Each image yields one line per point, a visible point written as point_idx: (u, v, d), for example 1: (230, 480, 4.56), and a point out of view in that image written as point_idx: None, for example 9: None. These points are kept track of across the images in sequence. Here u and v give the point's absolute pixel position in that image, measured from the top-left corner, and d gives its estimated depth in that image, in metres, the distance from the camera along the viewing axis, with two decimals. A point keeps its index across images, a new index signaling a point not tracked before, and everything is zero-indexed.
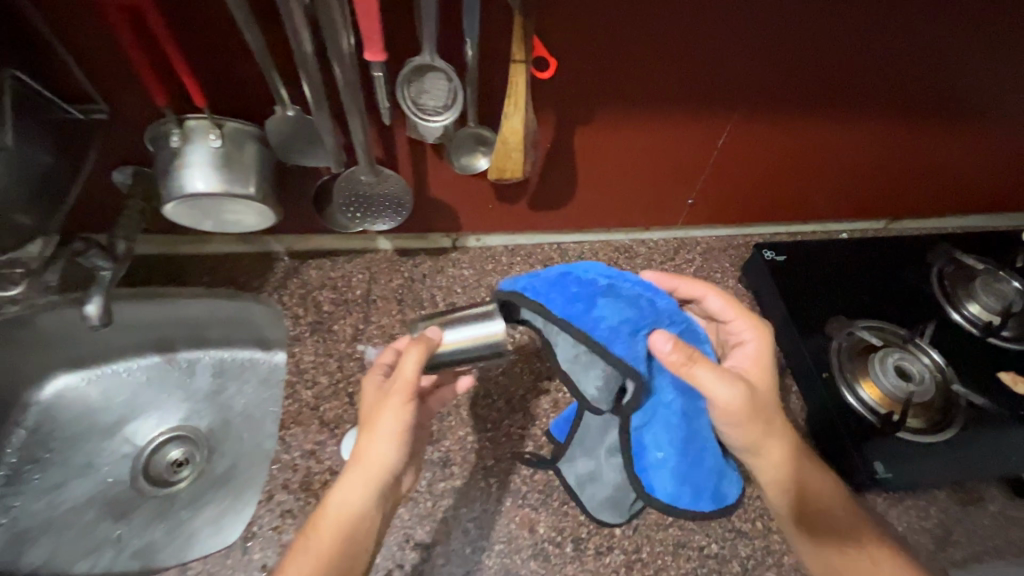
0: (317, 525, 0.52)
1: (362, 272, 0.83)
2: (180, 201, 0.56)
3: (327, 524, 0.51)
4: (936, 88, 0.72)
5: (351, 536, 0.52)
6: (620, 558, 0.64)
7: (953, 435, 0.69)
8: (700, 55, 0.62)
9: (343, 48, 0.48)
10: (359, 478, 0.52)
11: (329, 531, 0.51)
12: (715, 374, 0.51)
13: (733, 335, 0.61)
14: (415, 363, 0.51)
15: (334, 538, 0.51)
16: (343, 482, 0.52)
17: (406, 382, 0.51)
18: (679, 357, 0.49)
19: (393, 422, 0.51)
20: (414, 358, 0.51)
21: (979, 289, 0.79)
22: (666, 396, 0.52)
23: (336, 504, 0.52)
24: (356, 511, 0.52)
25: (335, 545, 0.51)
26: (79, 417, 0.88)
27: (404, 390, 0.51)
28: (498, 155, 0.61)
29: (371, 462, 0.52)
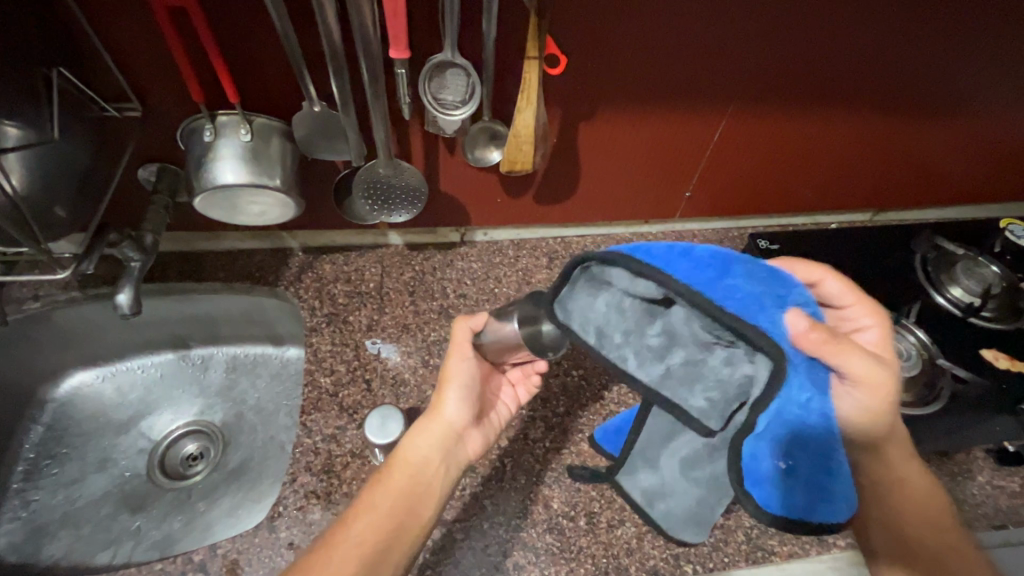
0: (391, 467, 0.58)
1: (375, 266, 0.87)
2: (210, 192, 0.59)
3: (400, 462, 0.58)
4: (915, 85, 0.77)
5: (420, 477, 0.57)
6: (631, 530, 0.67)
7: (941, 407, 0.73)
8: (698, 53, 0.67)
9: (370, 44, 0.52)
10: (428, 426, 0.60)
11: (400, 472, 0.57)
12: (866, 361, 0.44)
13: (850, 321, 0.57)
14: (466, 327, 0.64)
15: (405, 476, 0.57)
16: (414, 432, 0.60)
17: (460, 343, 0.64)
18: (823, 336, 0.42)
19: (456, 373, 0.63)
20: (465, 323, 0.65)
21: (960, 273, 0.84)
22: (801, 395, 0.43)
23: (407, 449, 0.59)
24: (425, 456, 0.58)
25: (406, 484, 0.56)
26: (96, 412, 0.90)
27: (461, 348, 0.64)
28: (511, 148, 0.64)
29: (439, 413, 0.61)
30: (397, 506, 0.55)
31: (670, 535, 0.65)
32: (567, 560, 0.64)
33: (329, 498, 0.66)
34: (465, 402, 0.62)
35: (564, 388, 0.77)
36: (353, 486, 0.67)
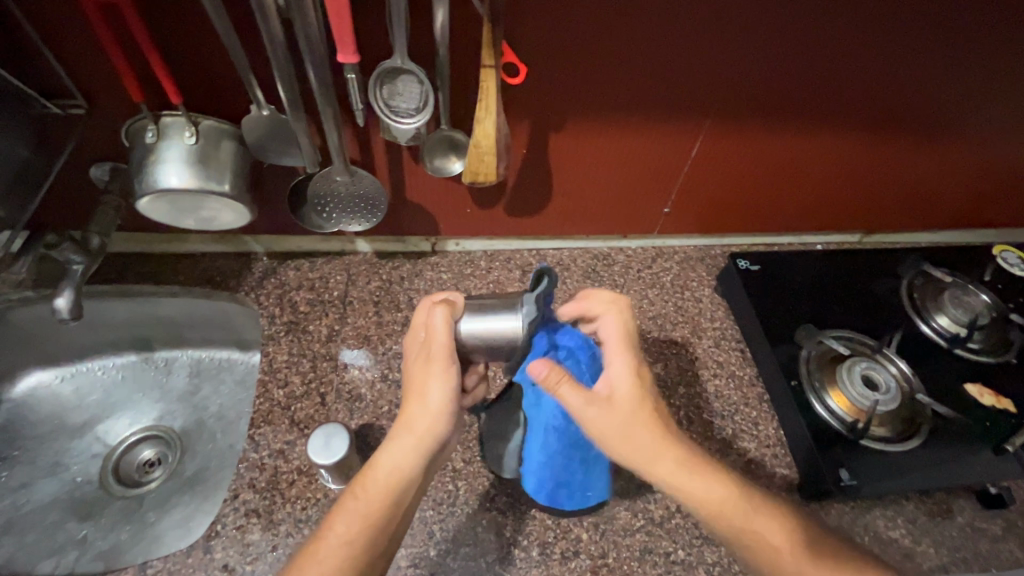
0: (365, 486, 0.50)
1: (340, 274, 0.84)
2: (152, 196, 0.57)
3: (375, 485, 0.50)
4: (902, 104, 0.74)
5: (398, 501, 0.50)
6: (586, 563, 0.63)
7: (919, 444, 0.69)
8: (670, 63, 0.64)
9: (315, 48, 0.49)
10: (407, 441, 0.51)
11: (375, 493, 0.50)
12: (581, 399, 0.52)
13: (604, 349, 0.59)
14: (444, 322, 0.53)
15: (381, 499, 0.49)
16: (389, 447, 0.51)
17: (442, 345, 0.52)
18: (550, 376, 0.51)
19: (441, 389, 0.52)
20: (442, 317, 0.53)
21: (948, 302, 0.80)
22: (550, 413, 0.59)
23: (386, 469, 0.50)
24: (405, 475, 0.50)
25: (385, 511, 0.49)
26: (50, 414, 0.87)
27: (443, 356, 0.52)
28: (471, 158, 0.62)
29: (417, 422, 0.51)
30: (373, 537, 0.48)
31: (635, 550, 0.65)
32: None
33: (271, 518, 0.63)
34: (449, 410, 0.52)
35: None
36: (297, 506, 0.64)
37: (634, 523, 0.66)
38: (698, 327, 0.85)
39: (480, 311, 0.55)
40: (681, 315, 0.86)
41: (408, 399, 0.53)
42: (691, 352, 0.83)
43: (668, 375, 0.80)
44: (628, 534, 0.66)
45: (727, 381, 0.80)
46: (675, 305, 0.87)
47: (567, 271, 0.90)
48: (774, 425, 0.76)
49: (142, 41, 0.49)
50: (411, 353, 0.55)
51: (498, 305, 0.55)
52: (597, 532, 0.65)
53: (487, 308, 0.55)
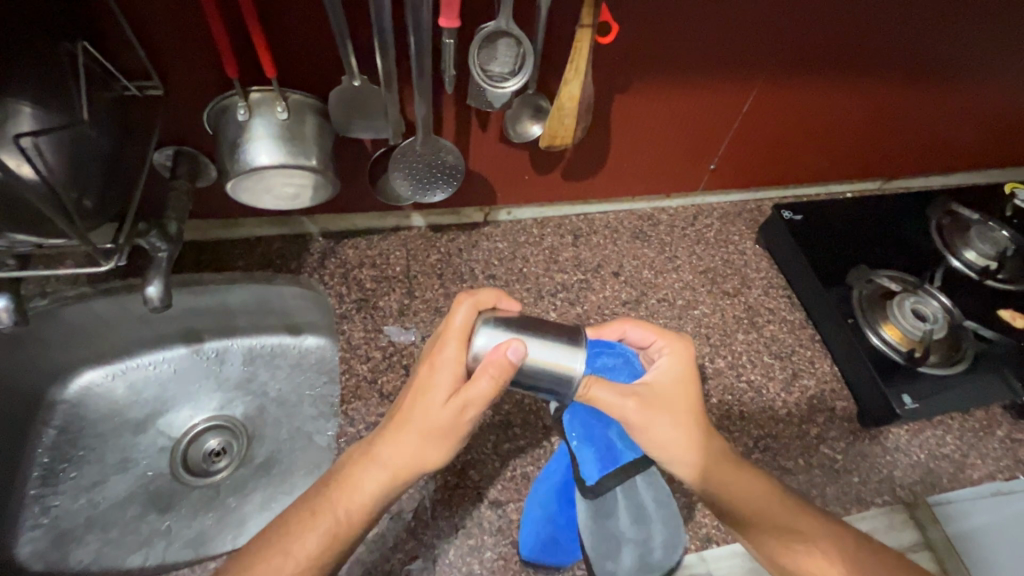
0: (339, 506, 0.51)
1: (400, 250, 0.85)
2: (246, 176, 0.56)
3: (352, 508, 0.51)
4: (934, 51, 0.78)
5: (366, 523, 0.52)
6: (681, 500, 0.68)
7: (966, 366, 0.75)
8: (730, 18, 0.66)
9: (422, 13, 0.49)
10: (395, 470, 0.51)
11: (351, 517, 0.51)
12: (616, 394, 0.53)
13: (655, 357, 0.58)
14: (490, 377, 0.50)
15: (352, 520, 0.51)
16: (378, 472, 0.51)
17: (481, 399, 0.50)
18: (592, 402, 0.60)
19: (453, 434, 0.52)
20: (493, 377, 0.49)
21: (974, 237, 0.87)
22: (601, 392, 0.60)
23: (365, 492, 0.51)
24: (379, 500, 0.52)
25: (355, 531, 0.51)
26: (108, 413, 0.86)
27: (478, 407, 0.50)
28: (553, 121, 0.63)
29: (409, 458, 0.51)
30: (343, 552, 0.51)
31: None
32: None
33: None
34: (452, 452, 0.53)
35: None
36: None
37: None
38: (747, 278, 0.89)
39: (541, 342, 0.51)
40: (730, 268, 0.90)
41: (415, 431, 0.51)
42: (744, 301, 0.87)
43: (726, 324, 0.84)
44: None
45: (780, 326, 0.85)
46: (723, 259, 0.91)
47: (617, 234, 0.92)
48: (829, 362, 0.82)
49: (245, 16, 0.48)
50: (429, 376, 0.52)
51: (561, 337, 0.52)
52: None
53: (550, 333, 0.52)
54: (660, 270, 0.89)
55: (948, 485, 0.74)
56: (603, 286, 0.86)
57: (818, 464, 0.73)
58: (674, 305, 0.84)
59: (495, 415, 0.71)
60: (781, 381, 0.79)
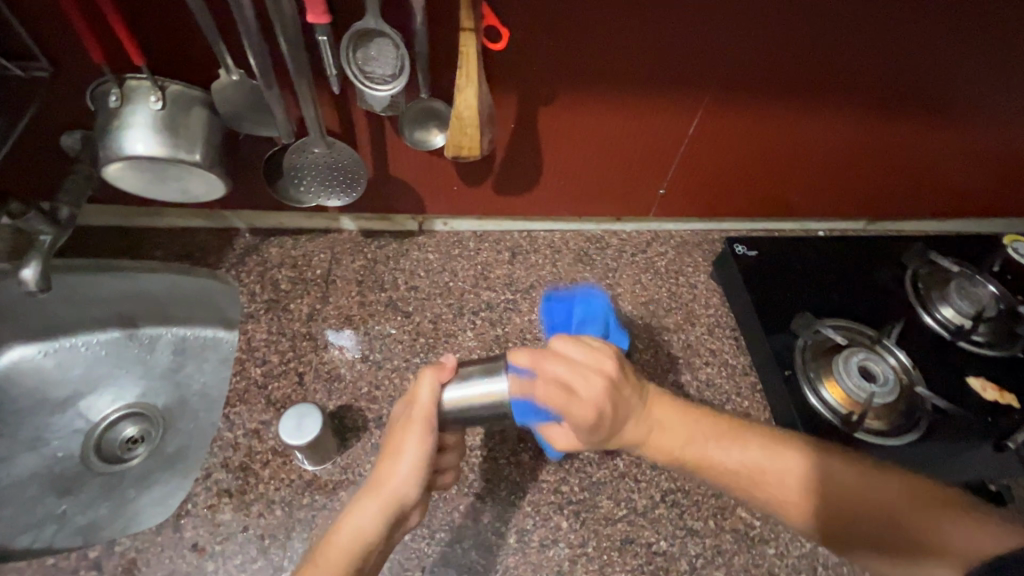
0: (329, 550, 0.47)
1: (324, 252, 0.82)
2: (119, 164, 0.55)
3: (338, 546, 0.47)
4: (917, 83, 0.70)
5: (366, 558, 0.48)
6: (564, 551, 0.62)
7: (919, 437, 0.66)
8: (663, 33, 0.60)
9: (283, 7, 0.46)
10: (374, 500, 0.49)
11: (338, 560, 0.47)
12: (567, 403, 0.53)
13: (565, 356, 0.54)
14: (430, 389, 0.52)
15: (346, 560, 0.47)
16: (357, 504, 0.49)
17: (424, 409, 0.51)
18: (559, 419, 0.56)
19: (417, 449, 0.50)
20: (429, 383, 0.52)
21: (953, 292, 0.77)
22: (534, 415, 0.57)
23: (350, 529, 0.48)
24: (370, 534, 0.48)
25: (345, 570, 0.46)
26: (31, 390, 0.86)
27: (426, 418, 0.51)
28: (453, 130, 0.59)
29: (384, 483, 0.50)
30: None
31: (616, 545, 0.63)
32: None
33: (242, 498, 0.62)
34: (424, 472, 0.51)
35: None
36: (271, 487, 0.63)
37: (616, 512, 0.65)
38: (692, 314, 0.82)
39: (468, 377, 0.52)
40: (675, 301, 0.83)
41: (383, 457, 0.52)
42: (683, 339, 0.80)
43: (658, 361, 0.77)
44: (610, 523, 0.64)
45: (719, 370, 0.78)
46: (669, 291, 0.84)
47: (559, 254, 0.87)
48: (766, 416, 0.74)
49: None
50: (391, 415, 0.55)
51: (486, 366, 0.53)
52: (578, 521, 0.64)
53: (481, 369, 0.53)
54: None
55: None
56: (531, 309, 0.81)
57: (731, 528, 0.65)
58: None
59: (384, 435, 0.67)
60: None
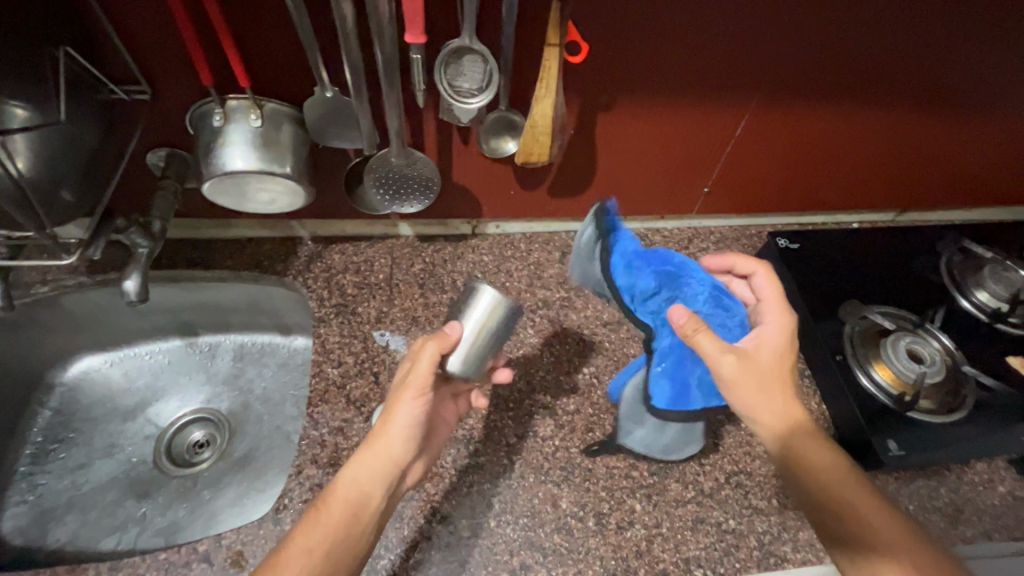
0: (329, 501, 0.54)
1: (385, 257, 0.86)
2: (218, 179, 0.58)
3: (337, 500, 0.54)
4: (949, 82, 0.74)
5: (363, 512, 0.54)
6: (641, 532, 0.65)
7: (965, 414, 0.70)
8: (716, 43, 0.64)
9: (387, 30, 0.50)
10: (371, 456, 0.55)
11: (338, 508, 0.54)
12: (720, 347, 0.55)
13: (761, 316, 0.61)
14: (432, 356, 0.55)
15: (345, 513, 0.54)
16: (355, 461, 0.56)
17: (421, 376, 0.55)
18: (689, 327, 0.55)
19: (409, 412, 0.56)
20: (430, 353, 0.55)
21: (988, 276, 0.81)
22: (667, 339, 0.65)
23: (345, 484, 0.55)
24: (363, 489, 0.55)
25: (344, 520, 0.53)
26: (102, 399, 0.89)
27: (418, 384, 0.55)
28: (527, 138, 0.63)
29: (382, 443, 0.56)
30: (337, 545, 0.52)
31: (687, 526, 0.66)
32: (575, 561, 0.63)
33: None
34: (413, 433, 0.57)
35: (573, 384, 0.76)
36: None
37: (686, 494, 0.68)
38: None
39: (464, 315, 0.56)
40: None
41: (378, 420, 0.58)
42: None
43: None
44: (680, 505, 0.68)
45: None
46: None
47: None
48: (816, 400, 0.78)
49: (216, 26, 0.50)
50: (396, 381, 0.61)
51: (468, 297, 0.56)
52: (650, 503, 0.67)
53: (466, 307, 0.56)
54: None
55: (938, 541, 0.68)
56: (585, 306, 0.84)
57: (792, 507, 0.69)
58: None
59: (460, 428, 0.71)
60: None
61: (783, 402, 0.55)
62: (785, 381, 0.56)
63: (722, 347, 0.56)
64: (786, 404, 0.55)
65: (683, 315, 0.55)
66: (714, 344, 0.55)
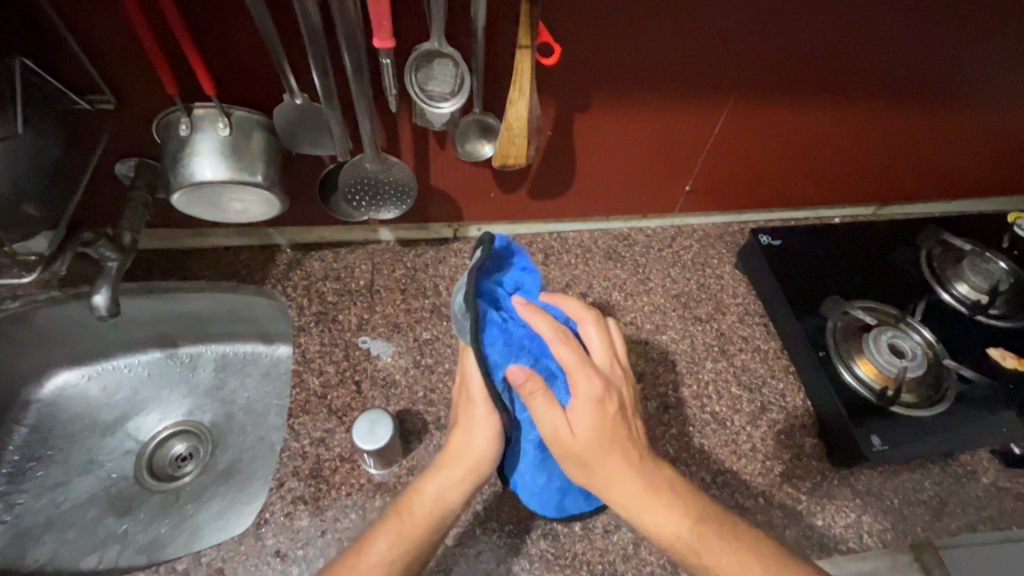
0: (410, 509, 0.54)
1: (365, 263, 0.84)
2: (188, 190, 0.57)
3: (422, 510, 0.54)
4: (924, 76, 0.74)
5: (442, 529, 0.54)
6: (628, 535, 0.65)
7: (947, 407, 0.71)
8: (692, 41, 0.64)
9: (355, 35, 0.49)
10: (456, 472, 0.56)
11: (421, 517, 0.53)
12: (549, 405, 0.53)
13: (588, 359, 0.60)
14: (480, 364, 0.58)
15: (426, 524, 0.53)
16: (436, 474, 0.56)
17: (479, 390, 0.58)
18: (530, 385, 0.52)
19: (488, 429, 0.57)
20: (483, 363, 0.58)
21: (967, 269, 0.82)
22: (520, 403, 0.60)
23: (432, 494, 0.54)
24: (447, 501, 0.55)
25: (428, 532, 0.53)
26: (80, 415, 0.87)
27: (488, 400, 0.57)
28: (502, 141, 0.62)
29: (463, 457, 0.57)
30: (417, 557, 0.52)
31: None
32: (562, 567, 0.63)
33: (317, 504, 0.64)
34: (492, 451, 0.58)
35: None
36: (342, 492, 0.65)
37: None
38: (722, 304, 0.86)
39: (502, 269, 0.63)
40: (705, 293, 0.87)
41: (454, 432, 0.59)
42: (716, 328, 0.83)
43: (695, 350, 0.81)
44: None
45: (753, 355, 0.81)
46: (698, 282, 0.88)
47: (589, 253, 0.90)
48: (801, 396, 0.78)
49: (178, 33, 0.49)
50: (458, 395, 0.62)
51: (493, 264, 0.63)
52: None
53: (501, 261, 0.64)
54: (631, 293, 0.86)
55: (923, 534, 0.69)
56: None
57: (778, 504, 0.69)
58: (642, 330, 0.81)
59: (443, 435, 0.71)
60: (748, 413, 0.76)
61: (621, 466, 0.53)
62: (622, 446, 0.54)
63: (549, 400, 0.53)
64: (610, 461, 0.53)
65: (521, 374, 0.52)
66: (545, 407, 0.52)
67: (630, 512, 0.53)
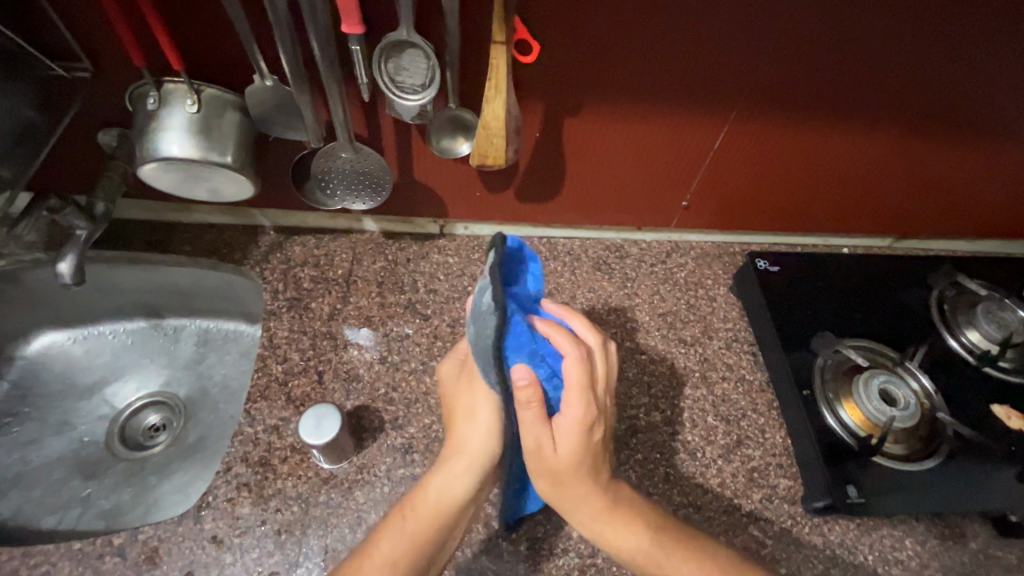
0: (415, 507, 0.53)
1: (346, 252, 0.83)
2: (155, 166, 0.56)
3: (427, 505, 0.53)
4: (950, 106, 0.68)
5: (450, 518, 0.54)
6: (574, 561, 0.62)
7: (937, 464, 0.66)
8: (689, 52, 0.60)
9: (320, 18, 0.47)
10: (462, 462, 0.55)
11: (424, 516, 0.53)
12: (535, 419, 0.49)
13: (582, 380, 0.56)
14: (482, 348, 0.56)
15: (431, 519, 0.53)
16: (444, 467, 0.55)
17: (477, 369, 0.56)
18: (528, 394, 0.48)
19: (488, 408, 0.55)
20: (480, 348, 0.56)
21: (980, 317, 0.75)
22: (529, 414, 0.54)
23: (438, 490, 0.54)
24: (454, 497, 0.54)
25: (432, 527, 0.52)
26: (61, 376, 0.88)
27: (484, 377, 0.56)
28: (479, 140, 0.59)
29: (468, 445, 0.55)
30: (420, 554, 0.51)
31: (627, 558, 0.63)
32: None
33: (261, 493, 0.63)
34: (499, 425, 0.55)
35: None
36: (287, 483, 0.64)
37: None
38: (710, 328, 0.81)
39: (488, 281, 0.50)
40: (693, 314, 0.83)
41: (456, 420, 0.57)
42: (701, 352, 0.79)
43: (675, 374, 0.77)
44: None
45: (736, 385, 0.77)
46: (688, 303, 0.84)
47: (577, 262, 0.86)
48: (781, 433, 0.73)
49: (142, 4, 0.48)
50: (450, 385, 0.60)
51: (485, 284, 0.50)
52: None
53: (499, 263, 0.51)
54: (615, 307, 0.82)
55: None
56: None
57: (741, 546, 0.65)
58: (621, 347, 0.78)
59: (400, 436, 0.69)
60: (722, 446, 0.72)
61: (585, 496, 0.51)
62: (589, 476, 0.51)
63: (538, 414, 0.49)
64: (584, 494, 0.51)
65: (525, 377, 0.47)
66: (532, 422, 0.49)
67: (591, 532, 0.52)
